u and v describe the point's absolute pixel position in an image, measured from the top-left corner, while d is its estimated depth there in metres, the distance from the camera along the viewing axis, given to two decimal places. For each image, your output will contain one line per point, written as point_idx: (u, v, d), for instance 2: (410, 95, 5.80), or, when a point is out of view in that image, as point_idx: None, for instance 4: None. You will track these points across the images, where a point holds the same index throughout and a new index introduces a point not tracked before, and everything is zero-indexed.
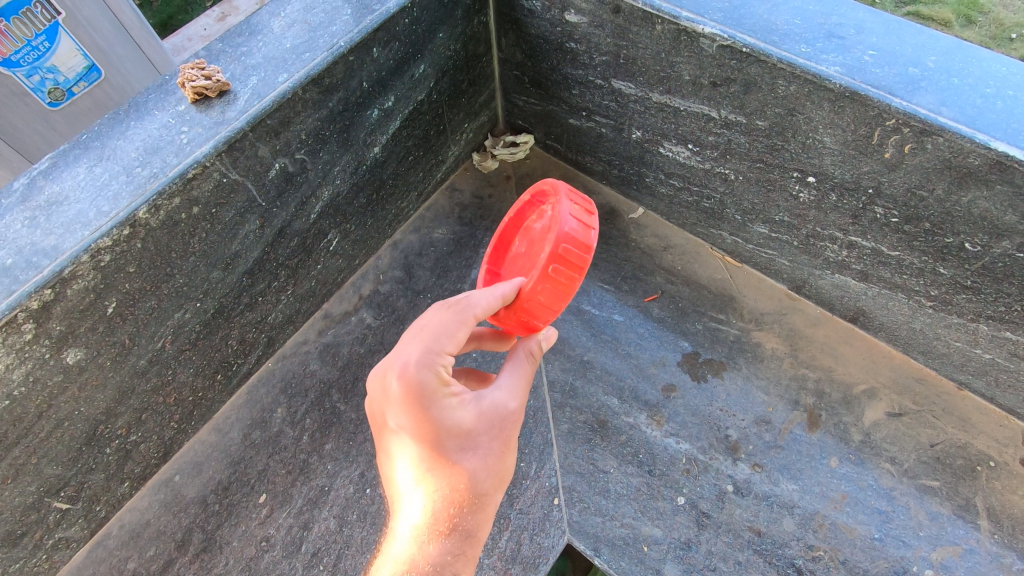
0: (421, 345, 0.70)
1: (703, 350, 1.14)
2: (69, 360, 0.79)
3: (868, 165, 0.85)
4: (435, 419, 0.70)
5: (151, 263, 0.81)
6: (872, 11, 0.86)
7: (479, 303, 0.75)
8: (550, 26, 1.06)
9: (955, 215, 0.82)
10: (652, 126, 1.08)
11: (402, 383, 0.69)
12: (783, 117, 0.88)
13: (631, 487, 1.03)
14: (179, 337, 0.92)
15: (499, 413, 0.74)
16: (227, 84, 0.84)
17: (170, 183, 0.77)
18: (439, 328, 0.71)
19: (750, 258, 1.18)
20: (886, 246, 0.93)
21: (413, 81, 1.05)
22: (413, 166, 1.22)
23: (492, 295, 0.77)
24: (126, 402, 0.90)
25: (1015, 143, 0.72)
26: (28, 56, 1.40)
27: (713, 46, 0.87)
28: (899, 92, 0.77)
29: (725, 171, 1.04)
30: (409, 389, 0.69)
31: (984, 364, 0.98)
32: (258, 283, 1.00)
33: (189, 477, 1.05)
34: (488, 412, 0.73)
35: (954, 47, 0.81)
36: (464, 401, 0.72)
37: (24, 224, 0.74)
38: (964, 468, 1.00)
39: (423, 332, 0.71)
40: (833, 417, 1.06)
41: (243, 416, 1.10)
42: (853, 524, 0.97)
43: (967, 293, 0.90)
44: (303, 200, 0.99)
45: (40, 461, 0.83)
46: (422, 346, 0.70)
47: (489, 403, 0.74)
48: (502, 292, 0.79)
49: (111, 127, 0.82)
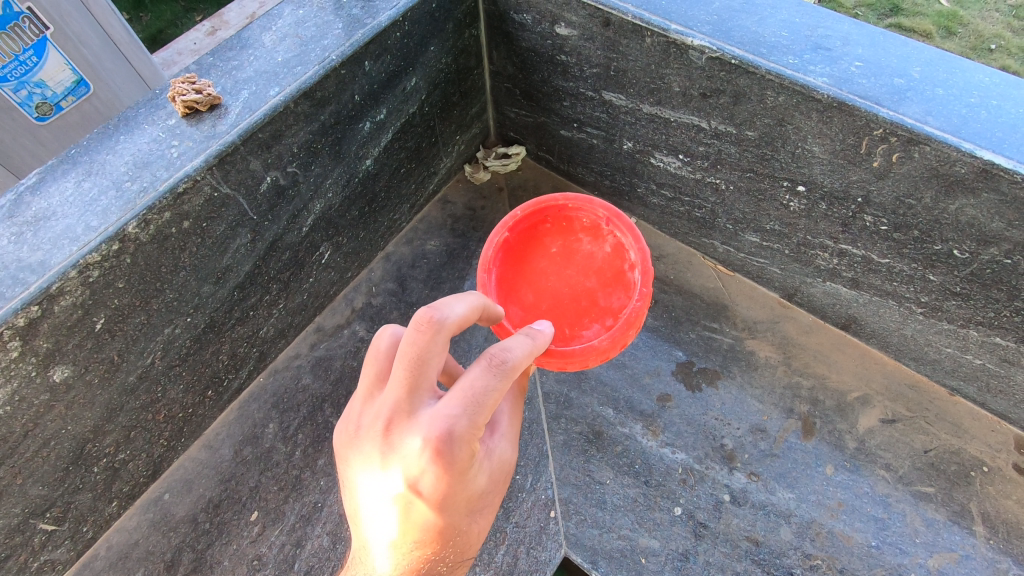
0: (460, 413, 0.56)
1: (697, 359, 1.14)
2: (56, 378, 0.77)
3: (857, 174, 0.86)
4: (461, 492, 0.61)
5: (141, 278, 0.80)
6: (858, 24, 0.88)
7: (518, 353, 0.61)
8: (541, 39, 1.07)
9: (943, 222, 0.83)
10: (643, 137, 1.09)
11: (430, 458, 0.56)
12: (772, 127, 0.89)
13: (627, 498, 1.02)
14: (169, 353, 0.90)
15: (504, 469, 0.68)
16: (218, 98, 0.84)
17: (160, 198, 0.76)
18: (487, 394, 0.57)
19: (741, 267, 1.19)
20: (876, 254, 0.94)
21: (405, 94, 1.06)
22: (406, 178, 1.22)
23: (530, 341, 0.64)
24: (114, 420, 0.88)
25: (1001, 151, 0.73)
26: (16, 71, 1.39)
27: (703, 58, 0.88)
28: (886, 102, 0.78)
29: (716, 181, 1.05)
30: (441, 466, 0.56)
31: (975, 369, 0.99)
32: (249, 297, 0.99)
33: (178, 496, 1.03)
34: (498, 471, 0.67)
35: (939, 58, 0.82)
36: (482, 464, 0.65)
37: (10, 239, 0.73)
38: (958, 473, 1.00)
39: (459, 393, 0.56)
40: (828, 424, 1.06)
41: (234, 432, 1.09)
42: (850, 532, 0.97)
43: (957, 299, 0.90)
44: (295, 213, 0.98)
45: (25, 481, 0.81)
46: (468, 414, 0.56)
47: (498, 462, 0.67)
48: (543, 342, 0.67)
49: (101, 141, 0.82)
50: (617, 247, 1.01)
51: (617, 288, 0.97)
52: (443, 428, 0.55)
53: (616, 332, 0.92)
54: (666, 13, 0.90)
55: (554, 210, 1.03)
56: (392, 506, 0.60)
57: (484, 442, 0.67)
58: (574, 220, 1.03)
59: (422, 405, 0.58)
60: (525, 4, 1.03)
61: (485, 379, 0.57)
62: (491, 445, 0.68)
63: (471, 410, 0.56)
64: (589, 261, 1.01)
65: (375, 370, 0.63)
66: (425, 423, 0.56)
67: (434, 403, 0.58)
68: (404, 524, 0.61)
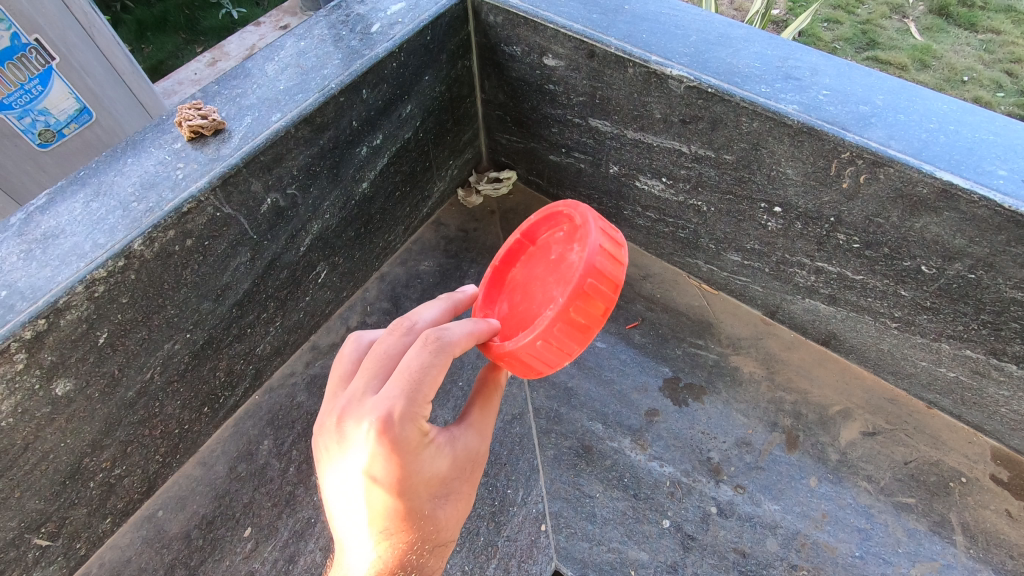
0: (399, 394, 0.66)
1: (683, 375, 1.17)
2: (58, 392, 0.79)
3: (829, 195, 0.91)
4: (416, 472, 0.70)
5: (145, 294, 0.83)
6: (825, 55, 0.94)
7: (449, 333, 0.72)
8: (530, 69, 1.13)
9: (910, 240, 0.87)
10: (628, 162, 1.14)
11: (379, 439, 0.65)
12: (748, 151, 0.95)
13: (617, 511, 1.04)
14: (168, 368, 0.93)
15: (470, 455, 0.77)
16: (222, 123, 0.88)
17: (165, 217, 0.79)
18: (422, 369, 0.66)
19: (724, 286, 1.23)
20: (851, 270, 0.98)
21: (400, 120, 1.11)
22: (401, 201, 1.26)
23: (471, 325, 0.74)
24: (113, 434, 0.90)
25: (958, 173, 0.78)
26: (21, 99, 1.43)
27: (681, 87, 0.94)
28: (852, 127, 0.83)
29: (698, 203, 1.10)
30: (390, 444, 0.66)
31: (950, 383, 1.03)
32: (247, 314, 1.02)
33: (172, 512, 1.04)
34: (462, 457, 0.76)
35: (900, 87, 0.88)
36: (443, 449, 0.73)
37: (20, 257, 0.76)
38: (938, 484, 1.03)
39: (397, 375, 0.66)
40: (811, 437, 1.09)
41: (229, 449, 1.10)
42: (835, 542, 0.99)
43: (927, 313, 0.95)
44: (293, 233, 1.02)
45: (23, 495, 0.83)
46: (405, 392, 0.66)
47: (464, 443, 0.76)
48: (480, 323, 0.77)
49: (109, 163, 0.86)
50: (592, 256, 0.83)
51: (580, 321, 0.81)
52: (385, 409, 0.66)
53: (528, 344, 0.79)
54: (647, 45, 0.96)
55: (566, 218, 0.91)
56: (356, 491, 0.69)
57: (448, 430, 0.76)
58: (580, 227, 0.88)
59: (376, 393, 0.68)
60: (515, 37, 1.09)
61: (427, 356, 0.67)
62: (458, 432, 0.76)
63: (417, 374, 0.66)
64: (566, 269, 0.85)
65: (342, 368, 0.74)
66: (373, 408, 0.66)
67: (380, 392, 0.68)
68: (369, 507, 0.70)
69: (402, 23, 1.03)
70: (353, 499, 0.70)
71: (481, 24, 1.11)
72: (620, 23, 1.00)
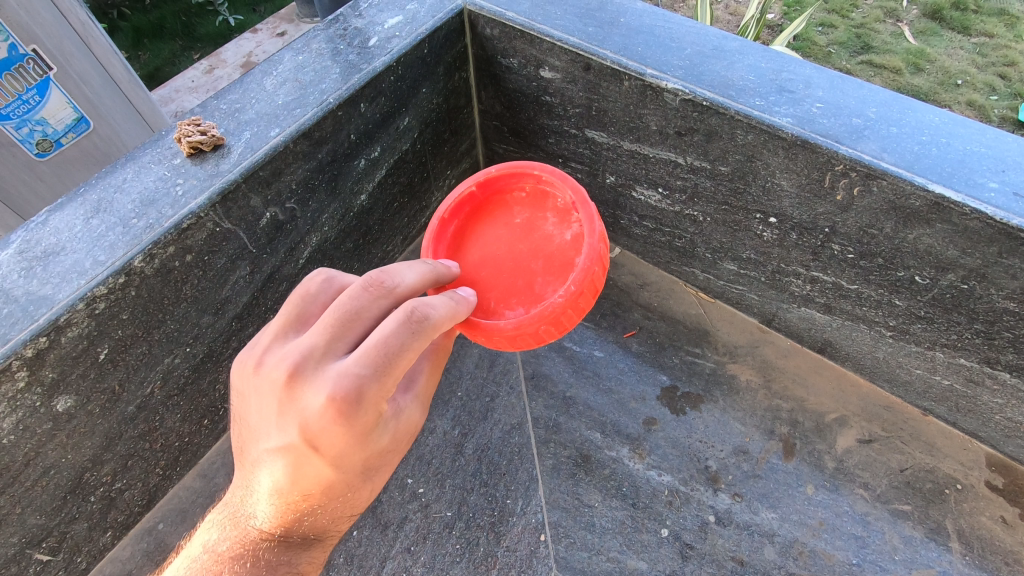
0: (367, 374, 0.61)
1: (681, 384, 1.18)
2: (59, 408, 0.80)
3: (823, 207, 0.92)
4: (360, 449, 0.67)
5: (145, 310, 0.83)
6: (818, 67, 0.95)
7: (433, 309, 0.67)
8: (526, 81, 1.14)
9: (904, 251, 0.88)
10: (624, 172, 1.15)
11: (330, 412, 0.61)
12: (743, 163, 0.95)
13: (615, 520, 1.04)
14: (168, 382, 0.93)
15: (409, 430, 0.75)
16: (221, 139, 0.89)
17: (165, 233, 0.80)
18: (398, 352, 0.62)
19: (721, 294, 1.24)
20: (846, 280, 0.99)
21: (398, 132, 1.11)
22: (399, 212, 1.27)
23: (449, 304, 0.71)
24: (113, 449, 0.90)
25: (950, 185, 0.79)
26: (18, 110, 1.43)
27: (676, 100, 0.95)
28: (845, 140, 0.84)
29: (694, 213, 1.11)
30: (343, 423, 0.62)
31: (944, 390, 1.04)
32: (247, 328, 1.02)
33: (172, 525, 1.05)
34: (404, 431, 0.74)
35: (893, 99, 0.89)
36: (389, 424, 0.71)
37: (21, 274, 0.77)
38: (933, 491, 1.04)
39: (368, 350, 0.62)
40: (807, 445, 1.10)
41: (229, 460, 1.11)
42: (832, 550, 1.00)
43: (921, 322, 0.96)
44: (292, 246, 1.02)
45: (24, 511, 0.83)
46: (375, 375, 0.61)
47: (407, 417, 0.74)
48: (463, 305, 0.74)
49: (108, 179, 0.86)
50: (577, 236, 0.91)
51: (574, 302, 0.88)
52: (349, 387, 0.61)
53: (527, 324, 0.84)
54: (642, 58, 0.97)
55: (532, 179, 0.97)
56: (286, 451, 0.66)
57: (394, 401, 0.73)
58: (550, 196, 0.96)
59: (334, 359, 0.63)
60: (512, 50, 1.10)
61: (405, 337, 0.63)
62: (404, 403, 0.74)
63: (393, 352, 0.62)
64: (544, 243, 0.92)
65: (300, 308, 0.68)
66: (333, 383, 0.61)
67: (342, 358, 0.63)
68: (296, 469, 0.67)
69: (400, 37, 1.04)
70: (280, 459, 0.67)
71: (478, 37, 1.12)
72: (616, 36, 1.01)
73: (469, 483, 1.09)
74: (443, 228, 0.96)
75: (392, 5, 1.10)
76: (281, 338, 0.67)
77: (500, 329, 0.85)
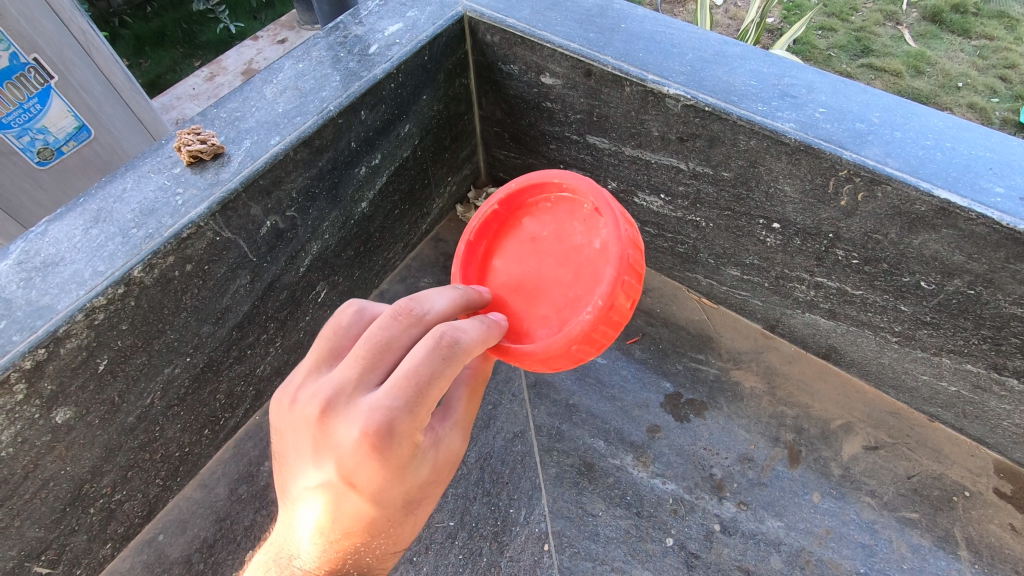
0: (399, 404, 0.61)
1: (685, 391, 1.17)
2: (58, 420, 0.79)
3: (827, 212, 0.91)
4: (399, 481, 0.66)
5: (145, 320, 0.83)
6: (821, 72, 0.94)
7: (465, 334, 0.66)
8: (527, 87, 1.13)
9: (909, 256, 0.88)
10: (626, 178, 1.14)
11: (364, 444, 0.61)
12: (746, 168, 0.95)
13: (620, 530, 1.03)
14: (168, 392, 0.92)
15: (450, 459, 0.73)
16: (221, 147, 0.88)
17: (165, 243, 0.80)
18: (428, 381, 0.61)
19: (724, 300, 1.23)
20: (850, 285, 0.98)
21: (398, 139, 1.11)
22: (400, 219, 1.26)
23: (482, 327, 0.70)
24: (112, 460, 0.90)
25: (955, 190, 0.78)
26: (20, 118, 1.43)
27: (678, 106, 0.94)
28: (848, 145, 0.84)
29: (696, 219, 1.10)
30: (378, 454, 0.62)
31: (951, 396, 1.03)
32: (247, 337, 1.02)
33: (173, 536, 1.04)
34: (444, 461, 0.72)
35: (896, 104, 0.89)
36: (428, 455, 0.69)
37: (20, 284, 0.76)
38: (941, 498, 1.03)
39: (398, 381, 0.61)
40: (813, 452, 1.09)
41: (229, 470, 1.10)
42: (839, 559, 0.99)
43: (927, 328, 0.95)
44: (293, 254, 1.02)
45: (22, 523, 0.82)
46: (407, 405, 0.61)
47: (447, 447, 0.72)
48: (493, 327, 0.73)
49: (108, 188, 0.86)
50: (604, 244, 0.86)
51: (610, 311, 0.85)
52: (380, 417, 0.61)
53: (556, 346, 0.83)
54: (643, 64, 0.97)
55: (555, 188, 0.93)
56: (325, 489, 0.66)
57: (432, 431, 0.72)
58: (577, 202, 0.92)
59: (365, 390, 0.63)
60: (512, 56, 1.10)
61: (435, 364, 0.62)
62: (443, 433, 0.73)
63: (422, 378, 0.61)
64: (573, 254, 0.89)
65: (332, 342, 0.68)
66: (365, 415, 0.61)
67: (374, 391, 0.62)
68: (335, 502, 0.67)
69: (400, 44, 1.04)
70: (321, 495, 0.67)
71: (478, 43, 1.12)
72: (617, 41, 1.01)
73: (471, 493, 1.08)
74: (472, 250, 0.95)
75: (392, 12, 1.10)
76: (314, 373, 0.66)
77: (531, 352, 0.84)
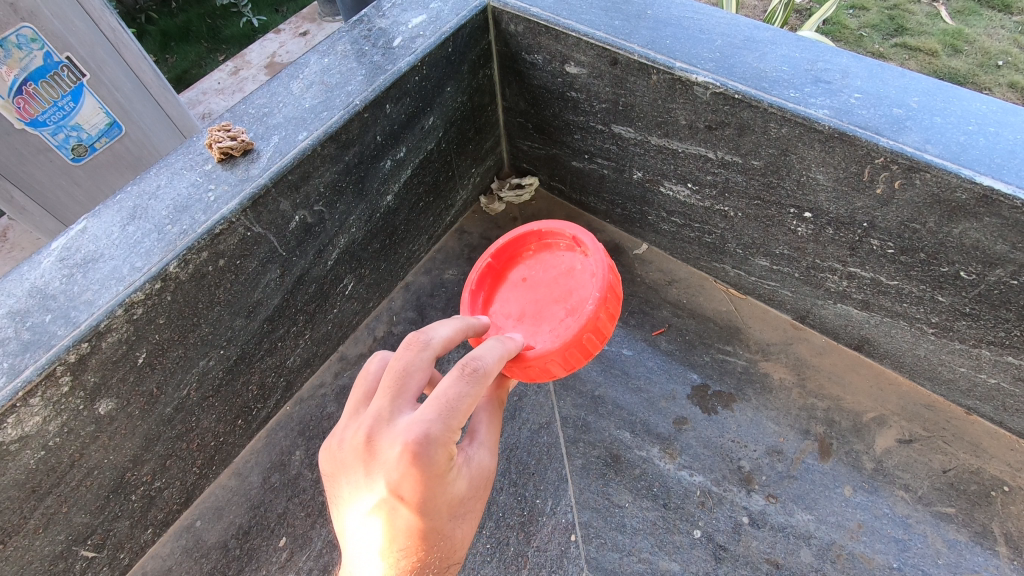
0: (433, 417, 0.62)
1: (712, 383, 1.16)
2: (101, 411, 0.82)
3: (862, 201, 0.89)
4: (438, 495, 0.64)
5: (180, 314, 0.85)
6: (855, 56, 0.92)
7: (487, 361, 0.69)
8: (551, 77, 1.12)
9: (948, 246, 0.85)
10: (652, 167, 1.13)
11: (406, 462, 0.60)
12: (777, 157, 0.93)
13: (647, 521, 1.03)
14: (203, 385, 0.95)
15: (484, 474, 0.71)
16: (251, 144, 0.89)
17: (198, 239, 0.81)
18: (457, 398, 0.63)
19: (753, 290, 1.22)
20: (885, 276, 0.96)
21: (423, 132, 1.11)
22: (424, 212, 1.27)
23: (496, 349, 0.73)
24: (152, 449, 0.93)
25: (1000, 177, 0.75)
26: (54, 116, 1.46)
27: (707, 93, 0.92)
28: (886, 131, 0.81)
29: (725, 209, 1.08)
30: (417, 469, 0.61)
31: (990, 389, 1.00)
32: (277, 329, 1.04)
33: (210, 522, 1.07)
34: (479, 477, 0.70)
35: (936, 88, 0.86)
36: (461, 470, 0.68)
37: (63, 280, 0.79)
38: (979, 493, 1.00)
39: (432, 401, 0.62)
40: (845, 445, 1.07)
41: (262, 460, 1.13)
42: (872, 554, 0.97)
43: (967, 319, 0.92)
44: (321, 247, 1.03)
45: (69, 510, 0.86)
46: (441, 419, 0.62)
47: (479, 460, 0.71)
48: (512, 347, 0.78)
49: (143, 186, 0.88)
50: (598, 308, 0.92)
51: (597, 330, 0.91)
52: (419, 430, 0.61)
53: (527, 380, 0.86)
54: (671, 52, 0.95)
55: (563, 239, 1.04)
56: (365, 524, 0.65)
57: (463, 450, 0.71)
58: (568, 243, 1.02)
59: (400, 412, 0.64)
60: (536, 46, 1.09)
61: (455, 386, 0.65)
62: (472, 452, 0.71)
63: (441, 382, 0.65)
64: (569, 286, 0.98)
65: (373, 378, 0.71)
66: (402, 431, 0.61)
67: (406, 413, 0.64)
68: (388, 531, 0.65)
69: (423, 36, 1.03)
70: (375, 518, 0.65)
71: (502, 33, 1.11)
72: (643, 29, 0.99)
73: (499, 483, 1.09)
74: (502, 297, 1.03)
75: (415, 4, 1.10)
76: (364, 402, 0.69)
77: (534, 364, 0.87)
